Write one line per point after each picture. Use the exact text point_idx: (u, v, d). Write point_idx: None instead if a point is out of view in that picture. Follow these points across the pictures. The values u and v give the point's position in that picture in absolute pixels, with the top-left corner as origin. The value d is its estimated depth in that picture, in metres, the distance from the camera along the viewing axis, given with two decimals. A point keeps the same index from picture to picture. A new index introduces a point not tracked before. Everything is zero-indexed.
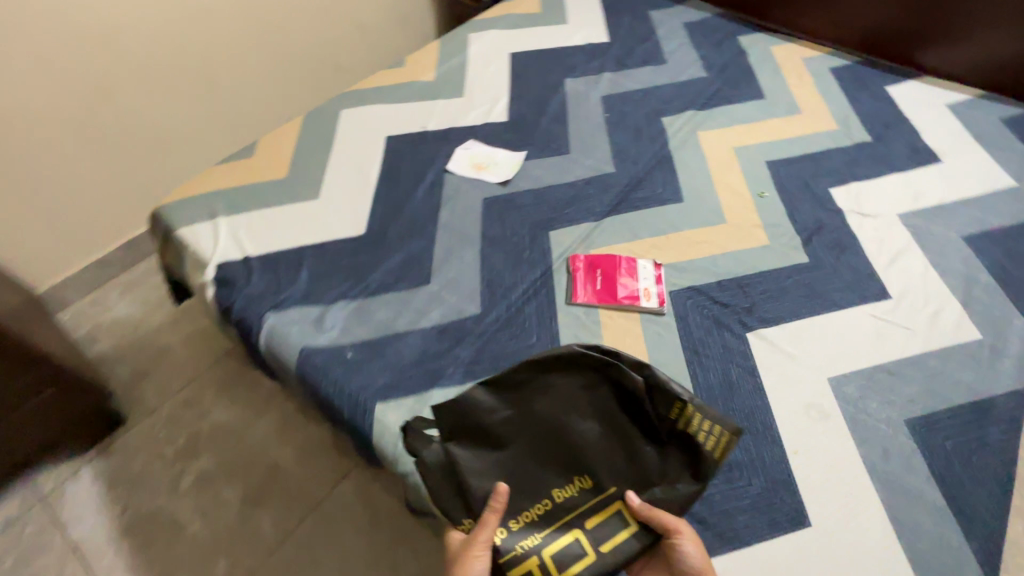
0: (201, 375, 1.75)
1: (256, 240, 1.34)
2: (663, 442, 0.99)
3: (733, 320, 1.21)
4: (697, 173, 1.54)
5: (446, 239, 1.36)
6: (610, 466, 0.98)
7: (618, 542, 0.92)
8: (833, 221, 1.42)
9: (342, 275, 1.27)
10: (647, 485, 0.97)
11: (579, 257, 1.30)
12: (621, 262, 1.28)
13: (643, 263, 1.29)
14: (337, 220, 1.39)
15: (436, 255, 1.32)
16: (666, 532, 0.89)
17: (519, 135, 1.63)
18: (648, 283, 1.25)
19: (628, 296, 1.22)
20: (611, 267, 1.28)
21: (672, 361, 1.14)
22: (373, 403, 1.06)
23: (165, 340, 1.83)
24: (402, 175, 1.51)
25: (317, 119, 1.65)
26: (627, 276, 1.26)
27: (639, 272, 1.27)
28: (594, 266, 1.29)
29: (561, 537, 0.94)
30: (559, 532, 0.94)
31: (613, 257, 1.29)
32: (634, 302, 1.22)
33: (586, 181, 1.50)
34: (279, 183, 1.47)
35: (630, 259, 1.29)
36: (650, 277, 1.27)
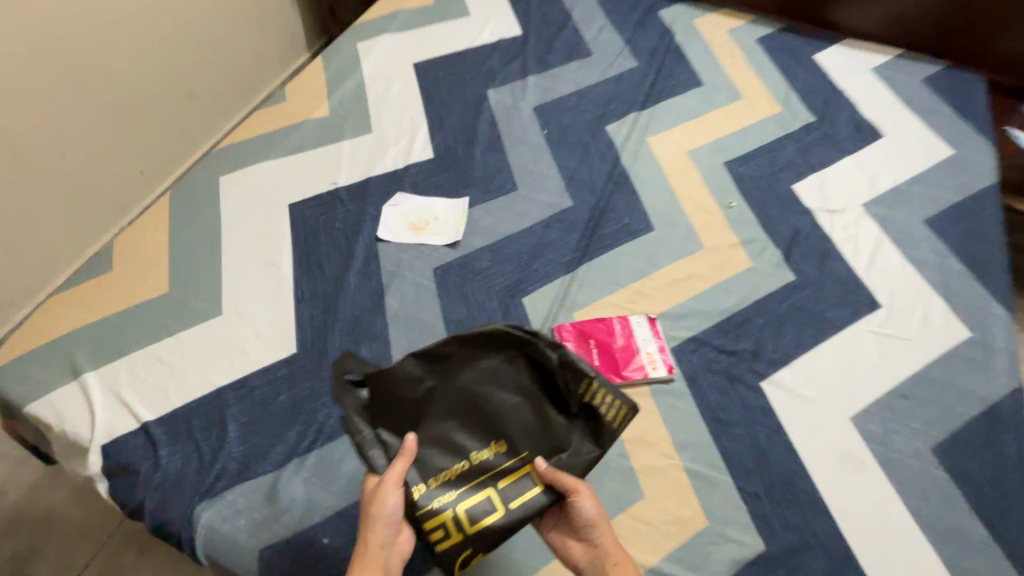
0: (111, 537, 1.39)
1: (149, 396, 1.00)
2: (572, 414, 0.93)
3: (744, 370, 1.10)
4: (659, 190, 1.39)
5: (403, 336, 1.11)
6: (527, 435, 0.91)
7: (527, 500, 0.87)
8: (806, 224, 1.34)
9: (283, 419, 0.99)
10: (555, 451, 0.91)
11: (565, 327, 1.13)
12: (613, 325, 1.12)
13: (638, 320, 1.14)
14: (255, 339, 1.08)
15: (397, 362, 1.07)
16: (568, 488, 0.86)
17: (453, 175, 1.36)
18: (650, 346, 1.11)
19: (634, 369, 1.07)
20: (605, 335, 1.12)
21: (696, 439, 1.02)
22: None
23: (46, 503, 1.42)
24: (323, 255, 1.21)
25: (190, 195, 1.27)
26: (625, 342, 1.11)
27: (637, 333, 1.12)
28: (585, 336, 1.12)
29: (472, 495, 0.88)
30: (471, 491, 0.88)
31: (603, 321, 1.13)
32: (641, 375, 1.07)
33: (545, 222, 1.30)
34: (162, 301, 1.11)
35: (622, 319, 1.14)
36: (649, 336, 1.12)
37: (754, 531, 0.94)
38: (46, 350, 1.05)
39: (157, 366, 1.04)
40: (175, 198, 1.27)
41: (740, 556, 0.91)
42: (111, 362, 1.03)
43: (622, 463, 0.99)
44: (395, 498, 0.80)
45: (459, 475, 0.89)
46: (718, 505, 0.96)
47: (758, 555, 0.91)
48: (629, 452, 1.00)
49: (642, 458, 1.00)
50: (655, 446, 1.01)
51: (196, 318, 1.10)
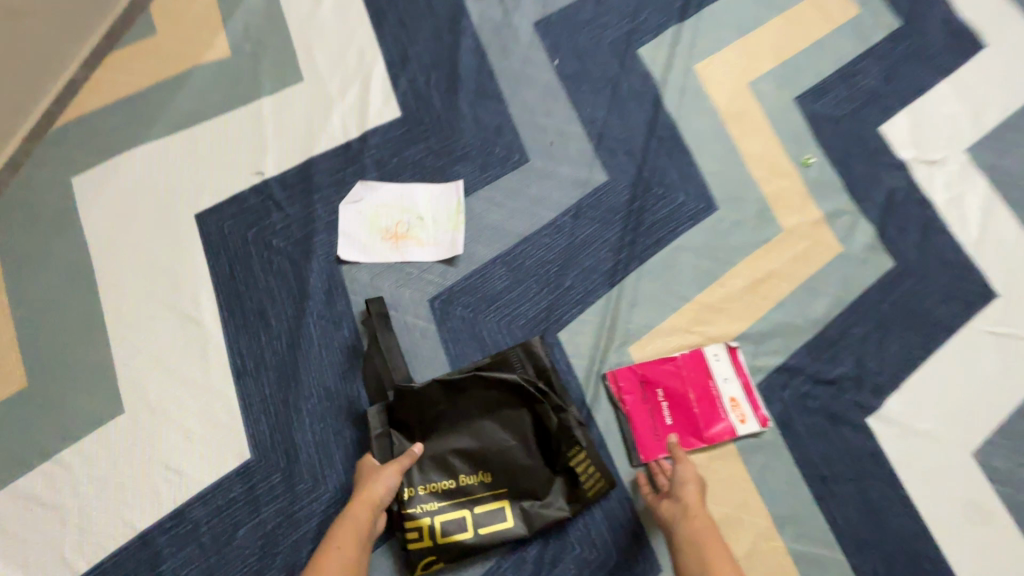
0: None
1: (37, 563, 0.67)
2: (555, 469, 0.77)
3: (846, 404, 0.87)
4: (717, 146, 1.02)
5: None
6: (510, 478, 0.76)
7: (494, 535, 0.74)
8: (902, 183, 1.04)
9: (252, 567, 0.70)
10: (527, 495, 0.76)
11: (623, 374, 0.84)
12: (681, 368, 0.85)
13: (715, 352, 0.87)
14: (185, 445, 0.74)
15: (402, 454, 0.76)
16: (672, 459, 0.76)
17: (436, 145, 0.94)
18: (733, 390, 0.85)
19: (717, 426, 0.83)
20: (674, 380, 0.85)
21: (799, 507, 0.81)
22: None
23: None
24: (263, 295, 0.82)
25: (32, 214, 0.82)
26: (699, 390, 0.85)
27: (716, 373, 0.86)
28: (650, 384, 0.84)
29: (450, 510, 0.74)
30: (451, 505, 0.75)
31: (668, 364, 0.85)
32: (727, 433, 0.83)
33: (574, 210, 0.93)
34: (23, 403, 0.73)
35: (692, 354, 0.86)
36: (731, 375, 0.86)
37: None
38: None
39: (40, 512, 0.69)
40: (9, 221, 0.81)
41: None
42: None
43: None
44: (388, 483, 0.70)
45: (448, 489, 0.75)
46: None
47: None
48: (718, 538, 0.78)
49: (734, 544, 0.78)
50: (749, 525, 0.79)
51: (84, 425, 0.73)
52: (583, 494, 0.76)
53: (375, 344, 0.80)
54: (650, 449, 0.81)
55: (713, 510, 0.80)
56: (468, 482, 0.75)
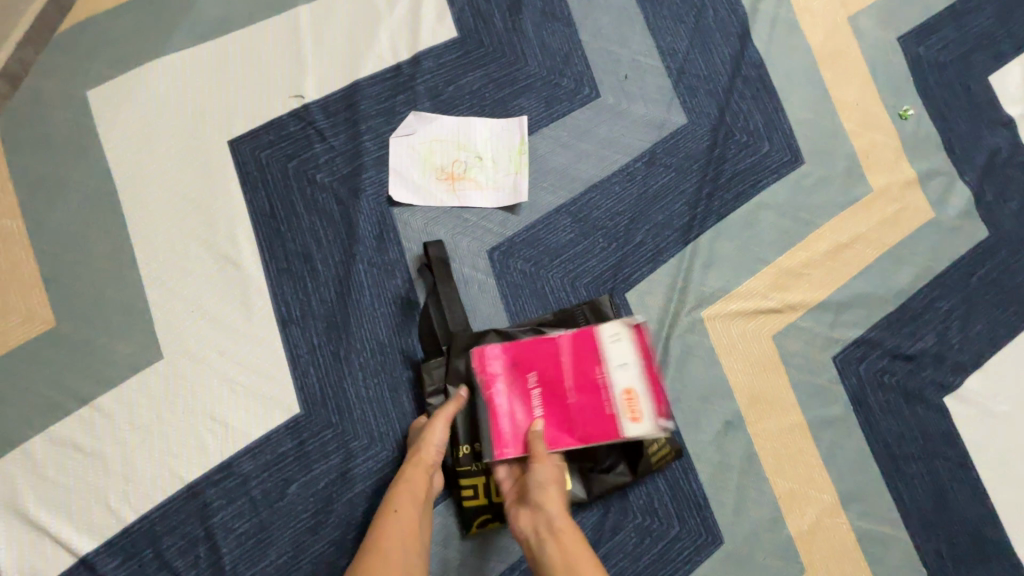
0: None
1: (79, 513, 0.63)
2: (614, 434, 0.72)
3: (924, 382, 0.82)
4: (807, 90, 0.91)
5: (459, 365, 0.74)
6: None
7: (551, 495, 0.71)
8: (1006, 142, 0.93)
9: (307, 524, 0.67)
10: (585, 457, 0.71)
11: (484, 360, 0.67)
12: (585, 344, 0.66)
13: (614, 332, 0.66)
14: (230, 396, 0.68)
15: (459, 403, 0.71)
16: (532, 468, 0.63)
17: (496, 72, 0.83)
18: (631, 379, 0.64)
19: (599, 425, 0.64)
20: (551, 364, 0.67)
21: (868, 486, 0.77)
22: None
23: None
24: (308, 236, 0.74)
25: (43, 133, 0.72)
26: (580, 372, 0.66)
27: (609, 357, 0.65)
28: (519, 367, 0.67)
29: None
30: None
31: (544, 343, 0.68)
32: (610, 436, 0.64)
33: (648, 156, 0.84)
34: (52, 346, 0.67)
35: (587, 334, 0.67)
36: (629, 357, 0.65)
37: None
38: None
39: (79, 461, 0.65)
40: (17, 139, 0.71)
41: None
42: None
43: (777, 529, 0.74)
44: (441, 437, 0.65)
45: None
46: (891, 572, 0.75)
47: None
48: (783, 513, 0.75)
49: (800, 520, 0.75)
50: (815, 501, 0.76)
51: (122, 371, 0.67)
52: (647, 461, 0.71)
53: (432, 293, 0.74)
54: (509, 446, 0.65)
55: (780, 485, 0.76)
56: None
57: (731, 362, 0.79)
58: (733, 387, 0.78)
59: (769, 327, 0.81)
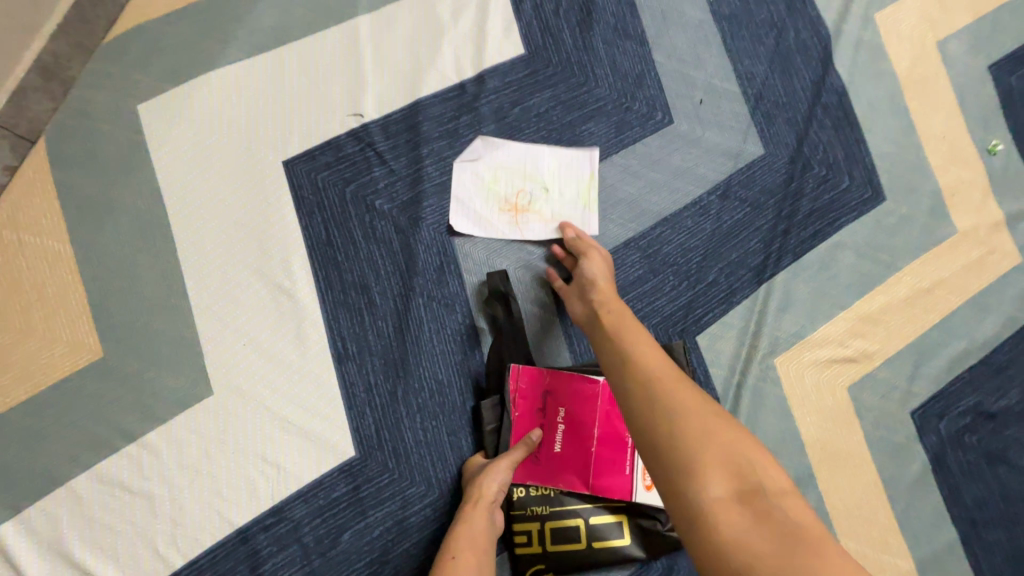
0: None
1: (125, 558, 0.60)
2: None
3: (1006, 441, 0.77)
4: (891, 121, 0.85)
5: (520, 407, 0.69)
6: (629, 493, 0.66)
7: (611, 551, 0.66)
8: None
9: (361, 574, 0.64)
10: (649, 514, 0.67)
11: (528, 374, 0.68)
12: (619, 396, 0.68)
13: None
14: (282, 437, 0.65)
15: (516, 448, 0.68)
16: (581, 247, 0.69)
17: (565, 94, 0.78)
18: None
19: (615, 478, 0.67)
20: (584, 406, 0.68)
21: (944, 550, 0.73)
22: None
23: None
24: (365, 266, 0.70)
25: (90, 148, 0.68)
26: (609, 423, 0.68)
27: None
28: (554, 400, 0.68)
29: (562, 519, 0.66)
30: (563, 513, 0.66)
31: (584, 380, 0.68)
32: (620, 492, 0.66)
33: (723, 188, 0.79)
34: (98, 377, 0.63)
35: None
36: None
37: None
38: None
39: (126, 502, 0.61)
40: (65, 154, 0.67)
41: None
42: (42, 501, 0.60)
43: None
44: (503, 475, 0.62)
45: (558, 496, 0.67)
46: None
47: None
48: None
49: None
50: (889, 567, 0.72)
51: (170, 407, 0.64)
52: None
53: (494, 326, 0.70)
54: (521, 470, 0.67)
55: (850, 547, 0.72)
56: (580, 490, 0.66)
57: (803, 414, 0.75)
58: (805, 440, 0.74)
59: (845, 377, 0.76)
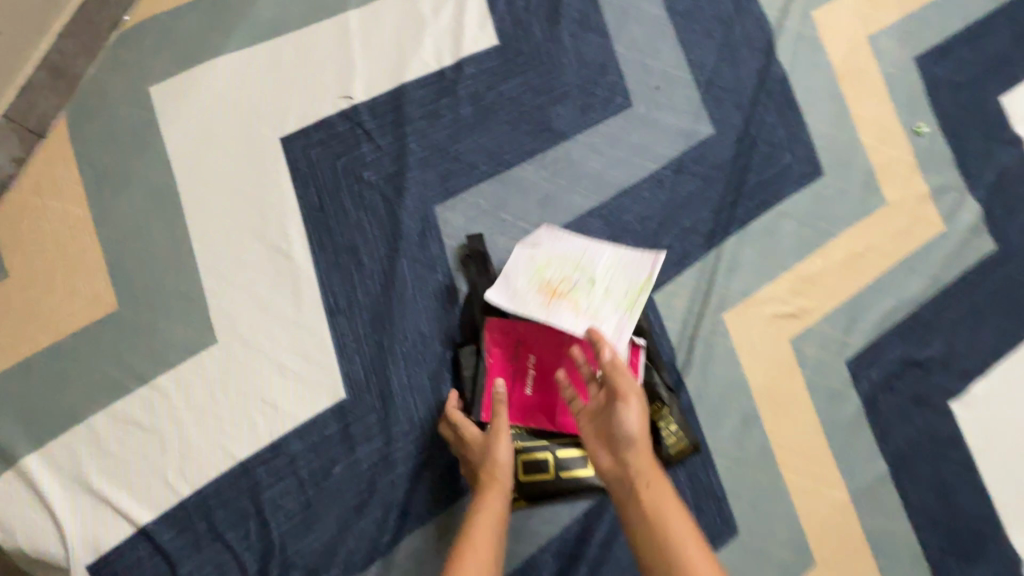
0: None
1: (139, 487, 0.67)
2: None
3: (931, 386, 0.86)
4: (828, 106, 0.95)
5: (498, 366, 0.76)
6: None
7: (574, 479, 0.73)
8: (1016, 160, 0.97)
9: (351, 504, 0.70)
10: None
11: (500, 325, 0.75)
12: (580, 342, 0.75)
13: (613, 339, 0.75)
14: (280, 381, 0.72)
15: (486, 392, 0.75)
16: (617, 388, 0.62)
17: (535, 81, 0.87)
18: None
19: None
20: (551, 353, 0.76)
21: (876, 482, 0.82)
22: None
23: None
24: (355, 231, 0.78)
25: (106, 124, 0.75)
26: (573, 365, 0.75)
27: None
28: (525, 348, 0.76)
29: (530, 451, 0.73)
30: (531, 447, 0.74)
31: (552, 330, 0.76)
32: None
33: (677, 164, 0.88)
34: (114, 328, 0.70)
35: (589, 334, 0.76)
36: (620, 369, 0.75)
37: None
38: None
39: (139, 437, 0.68)
40: (84, 130, 0.75)
41: None
42: (62, 436, 0.67)
43: (789, 520, 0.79)
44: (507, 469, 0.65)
45: (528, 432, 0.74)
46: (897, 565, 0.79)
47: None
48: (796, 508, 0.79)
49: (811, 515, 0.80)
50: (826, 498, 0.80)
51: (178, 353, 0.71)
52: (666, 451, 0.74)
53: (471, 285, 0.78)
54: None
55: (792, 480, 0.80)
56: (548, 428, 0.74)
57: (750, 363, 0.83)
58: (752, 386, 0.82)
59: (787, 331, 0.85)
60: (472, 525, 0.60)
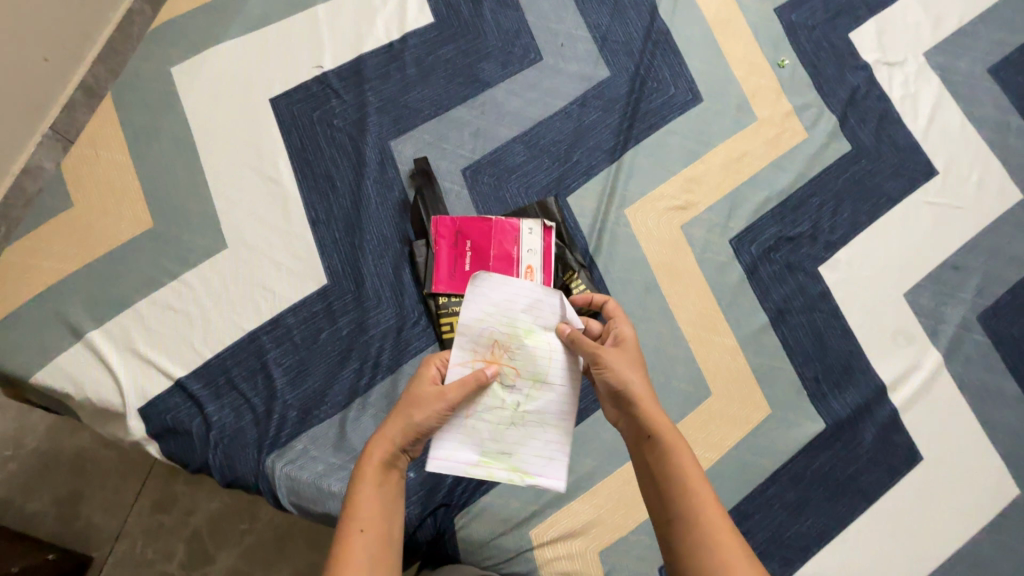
0: (133, 514, 1.15)
1: (174, 351, 0.89)
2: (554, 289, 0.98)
3: (802, 256, 1.06)
4: (704, 49, 1.19)
5: (527, 335, 0.75)
6: None
7: None
8: (864, 80, 1.20)
9: (334, 360, 0.91)
10: None
11: (443, 221, 0.96)
12: (503, 228, 0.96)
13: (530, 227, 0.97)
14: (277, 272, 0.95)
15: (523, 320, 0.75)
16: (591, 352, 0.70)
17: (464, 46, 1.11)
18: (533, 260, 0.96)
19: None
20: (484, 238, 0.96)
21: (759, 331, 1.01)
22: (457, 514, 0.84)
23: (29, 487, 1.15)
24: (329, 163, 1.01)
25: (140, 97, 1.01)
26: (501, 246, 0.96)
27: (524, 243, 0.96)
28: (463, 236, 0.96)
29: None
30: None
31: (483, 221, 0.96)
32: None
33: (581, 100, 1.11)
34: (151, 239, 0.94)
35: (510, 222, 0.97)
36: (537, 247, 0.96)
37: (816, 412, 0.97)
38: (25, 311, 0.89)
39: (172, 316, 0.91)
40: (124, 101, 1.00)
41: (806, 435, 0.96)
42: (116, 317, 0.89)
43: (688, 362, 0.98)
44: (396, 440, 0.67)
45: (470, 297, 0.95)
46: (781, 393, 0.98)
47: (819, 431, 0.96)
48: (693, 353, 0.99)
49: (707, 357, 0.99)
50: (718, 344, 1.00)
51: (199, 256, 0.94)
52: None
53: (419, 194, 1.00)
54: (444, 285, 0.95)
55: (689, 332, 1.00)
56: None
57: (649, 245, 1.04)
58: (651, 263, 1.03)
59: (678, 220, 1.06)
60: (354, 503, 0.63)
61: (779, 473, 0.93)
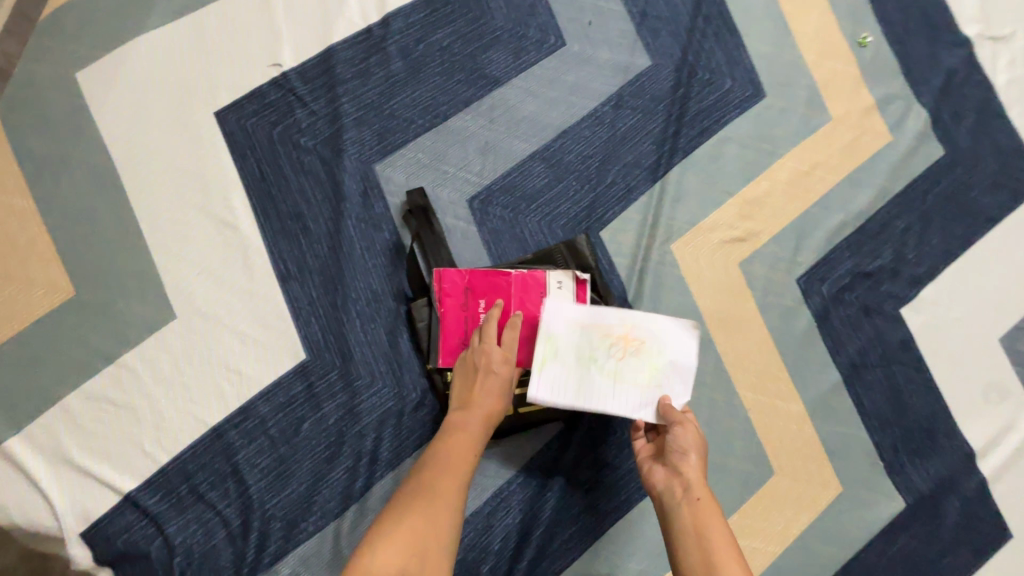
0: None
1: (118, 458, 0.71)
2: None
3: (882, 295, 0.88)
4: (767, 24, 0.94)
5: (656, 366, 0.67)
6: None
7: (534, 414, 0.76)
8: (962, 62, 0.96)
9: (322, 456, 0.74)
10: None
11: (448, 275, 0.74)
12: (525, 284, 0.73)
13: (559, 281, 0.74)
14: (241, 347, 0.75)
15: (667, 359, 0.67)
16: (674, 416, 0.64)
17: (463, 28, 0.86)
18: None
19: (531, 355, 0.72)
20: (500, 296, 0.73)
21: (830, 392, 0.85)
22: None
23: None
24: (298, 198, 0.79)
25: (42, 117, 0.77)
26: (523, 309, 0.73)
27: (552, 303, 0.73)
28: (474, 293, 0.74)
29: None
30: None
31: (500, 275, 0.74)
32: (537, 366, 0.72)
33: (615, 99, 0.88)
34: (75, 311, 0.74)
35: (536, 276, 0.74)
36: None
37: (892, 488, 0.83)
38: None
39: (112, 412, 0.72)
40: (19, 124, 0.76)
41: (882, 516, 0.82)
42: (40, 418, 0.71)
43: (746, 434, 0.82)
44: (504, 390, 0.68)
45: None
46: (854, 466, 0.83)
47: (897, 511, 0.82)
48: (752, 421, 0.83)
49: (768, 428, 0.83)
50: (783, 411, 0.83)
51: (141, 331, 0.74)
52: None
53: (416, 238, 0.78)
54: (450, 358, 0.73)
55: (748, 397, 0.83)
56: None
57: (699, 289, 0.85)
58: (703, 311, 0.84)
59: (736, 256, 0.86)
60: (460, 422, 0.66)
61: (850, 563, 0.80)
